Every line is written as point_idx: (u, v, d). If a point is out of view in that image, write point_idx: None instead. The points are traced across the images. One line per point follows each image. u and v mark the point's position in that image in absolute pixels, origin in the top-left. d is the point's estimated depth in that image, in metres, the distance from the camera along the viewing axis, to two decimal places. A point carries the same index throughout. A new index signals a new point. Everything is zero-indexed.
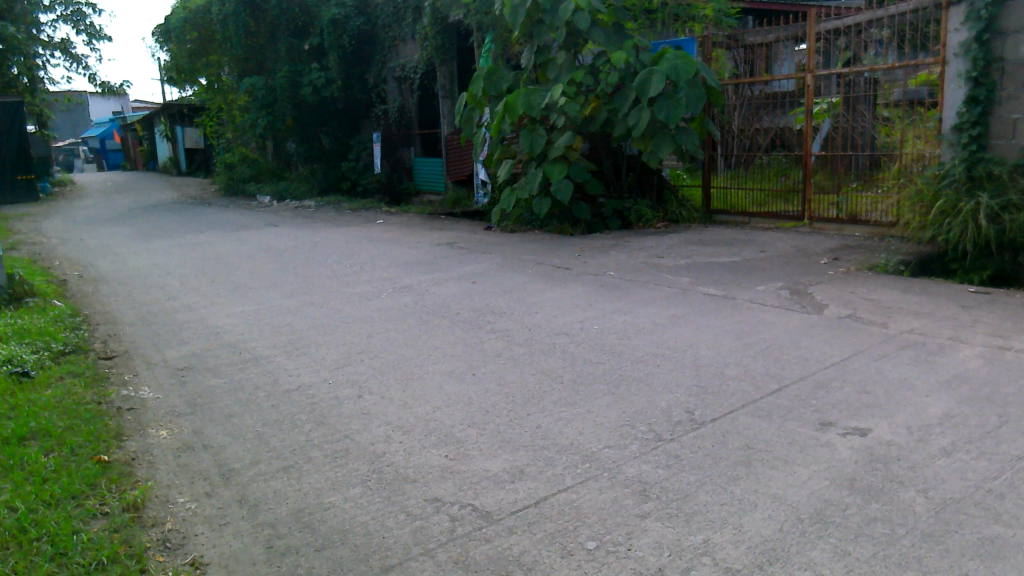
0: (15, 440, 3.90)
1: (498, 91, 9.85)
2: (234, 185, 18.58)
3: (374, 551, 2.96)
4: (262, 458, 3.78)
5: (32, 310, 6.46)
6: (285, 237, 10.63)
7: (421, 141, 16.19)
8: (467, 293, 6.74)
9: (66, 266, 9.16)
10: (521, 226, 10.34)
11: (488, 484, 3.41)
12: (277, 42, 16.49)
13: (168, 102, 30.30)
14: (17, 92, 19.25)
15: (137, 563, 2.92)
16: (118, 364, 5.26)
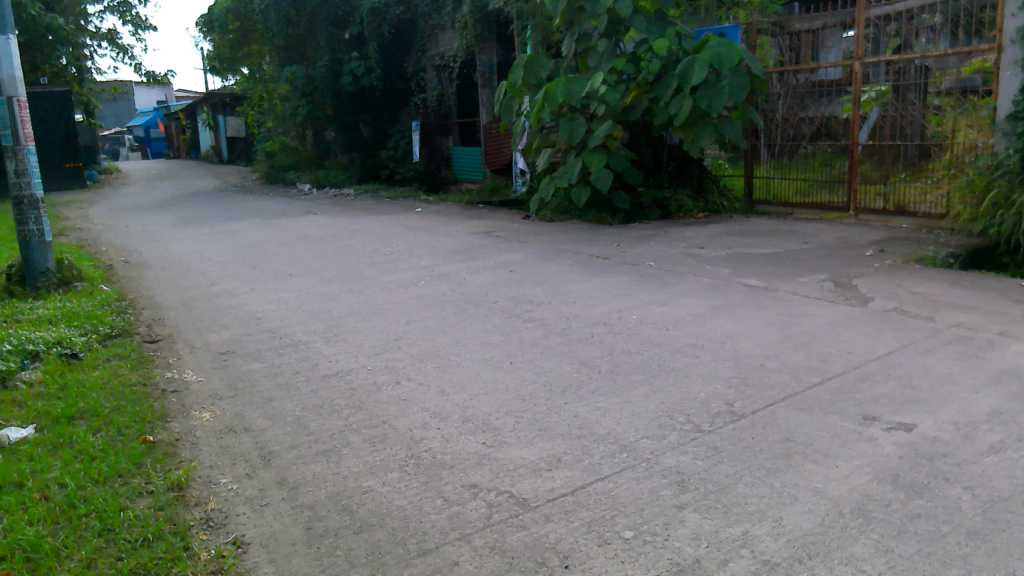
0: (64, 420, 4.02)
1: (537, 79, 9.75)
2: (273, 174, 18.84)
3: (411, 534, 3.00)
4: (301, 442, 3.83)
5: (80, 294, 6.64)
6: (323, 225, 10.73)
7: (459, 130, 16.24)
8: (503, 282, 6.74)
9: (112, 251, 9.39)
10: (559, 215, 10.25)
11: (524, 472, 3.41)
12: (318, 32, 16.56)
13: (210, 92, 30.91)
14: (65, 82, 19.74)
15: (181, 540, 2.99)
16: (162, 347, 5.38)
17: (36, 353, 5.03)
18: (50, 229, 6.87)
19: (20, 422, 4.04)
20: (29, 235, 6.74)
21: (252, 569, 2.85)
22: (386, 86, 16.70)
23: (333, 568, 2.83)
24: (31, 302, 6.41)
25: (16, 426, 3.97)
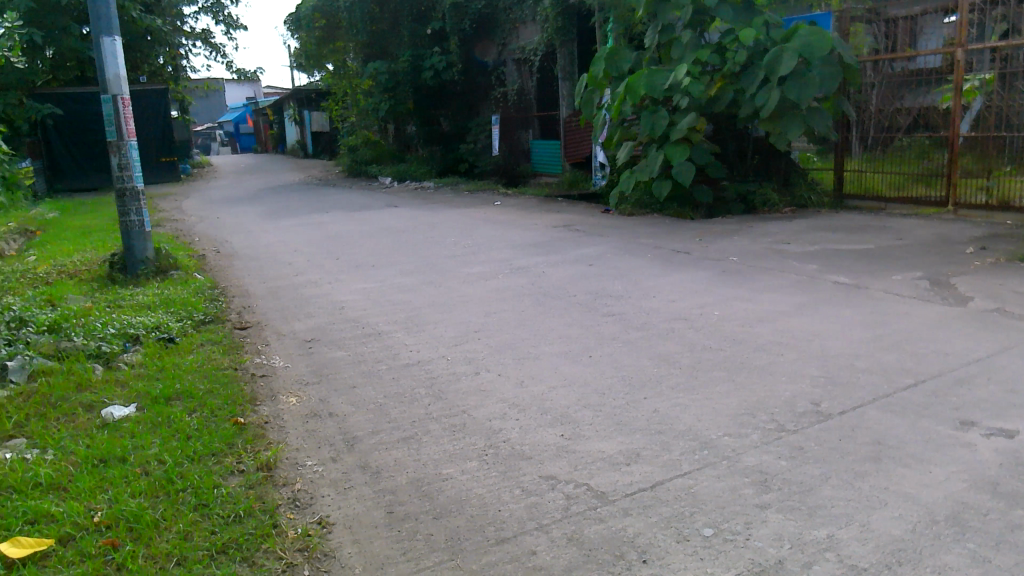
0: (162, 400, 4.25)
1: (619, 71, 9.65)
2: (356, 167, 19.30)
3: (489, 522, 3.04)
4: (382, 428, 3.94)
5: (176, 282, 6.98)
6: (403, 217, 10.93)
7: (539, 124, 16.02)
8: (582, 276, 6.72)
9: (205, 241, 9.82)
10: (639, 209, 10.13)
11: (601, 465, 3.41)
12: (400, 28, 16.88)
13: (297, 87, 31.90)
14: (162, 80, 20.73)
15: (270, 518, 3.12)
16: (251, 334, 5.60)
17: (137, 337, 5.33)
18: (149, 219, 7.23)
19: (123, 401, 4.29)
20: (130, 224, 7.12)
21: (336, 549, 2.95)
22: (468, 80, 17.04)
23: (413, 552, 2.90)
24: (132, 289, 6.78)
25: (119, 405, 4.23)
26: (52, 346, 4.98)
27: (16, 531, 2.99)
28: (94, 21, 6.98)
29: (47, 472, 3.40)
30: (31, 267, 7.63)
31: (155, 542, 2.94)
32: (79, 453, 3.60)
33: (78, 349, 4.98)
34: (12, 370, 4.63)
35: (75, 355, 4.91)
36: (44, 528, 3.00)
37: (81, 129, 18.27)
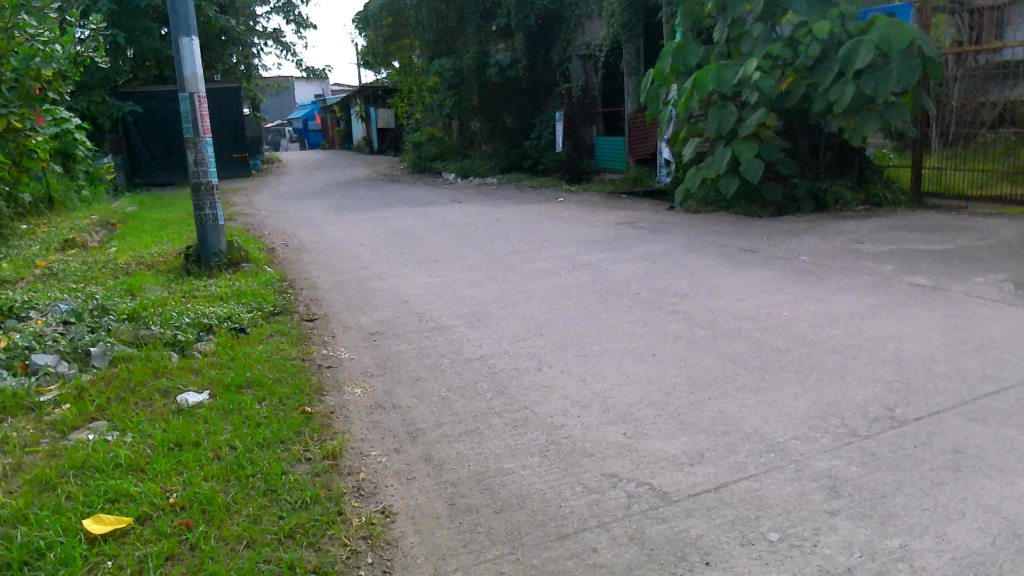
0: (233, 388, 4.39)
1: (686, 67, 9.51)
2: (420, 163, 19.54)
3: (550, 518, 3.05)
4: (445, 421, 3.98)
5: (247, 274, 7.20)
6: (467, 213, 11.01)
7: (603, 120, 16.18)
8: (647, 274, 6.65)
9: (274, 235, 10.10)
10: (705, 207, 9.96)
11: (665, 465, 3.37)
12: (466, 25, 17.01)
13: (364, 85, 32.48)
14: (236, 78, 21.38)
15: (335, 505, 3.19)
16: (319, 326, 5.74)
17: (210, 326, 5.52)
18: (222, 213, 7.47)
19: (197, 387, 4.45)
20: (204, 218, 7.36)
21: (399, 539, 3.00)
22: (532, 76, 16.92)
23: (474, 544, 2.93)
24: (206, 280, 7.02)
25: (194, 391, 4.39)
26: (132, 333, 5.20)
27: (98, 508, 3.14)
28: (174, 22, 7.26)
29: (126, 454, 3.55)
30: (113, 258, 7.98)
31: (227, 524, 3.04)
32: (157, 437, 3.75)
33: (156, 337, 5.19)
34: (95, 355, 4.85)
35: (153, 343, 5.12)
36: (123, 506, 3.13)
37: (159, 125, 18.89)
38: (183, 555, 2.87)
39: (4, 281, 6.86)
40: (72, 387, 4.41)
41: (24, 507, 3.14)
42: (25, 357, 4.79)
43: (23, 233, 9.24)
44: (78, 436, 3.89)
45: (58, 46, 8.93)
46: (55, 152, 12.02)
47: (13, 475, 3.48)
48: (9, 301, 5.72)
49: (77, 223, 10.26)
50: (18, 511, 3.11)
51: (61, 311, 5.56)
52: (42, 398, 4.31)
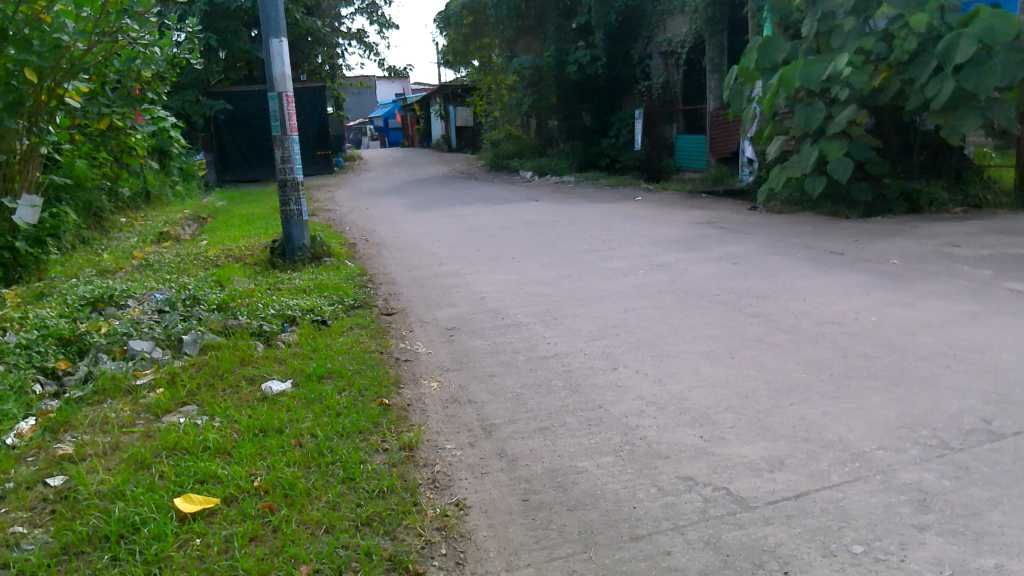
0: (315, 378, 4.54)
1: (772, 63, 9.24)
2: (498, 161, 19.68)
3: (623, 518, 3.03)
4: (519, 418, 4.01)
5: (329, 268, 7.41)
6: (543, 211, 11.03)
7: (684, 117, 15.89)
8: (727, 275, 6.51)
9: (355, 230, 10.37)
10: (789, 207, 9.68)
11: (743, 470, 3.30)
12: (546, 23, 17.03)
13: (443, 84, 32.92)
14: (321, 78, 22.01)
15: (410, 496, 3.25)
16: (396, 320, 5.87)
17: (294, 318, 5.71)
18: (307, 209, 7.71)
19: (281, 376, 4.62)
20: (290, 213, 7.61)
21: (473, 532, 3.04)
22: (612, 74, 16.82)
23: (546, 541, 2.95)
24: (290, 273, 7.27)
25: (278, 380, 4.56)
26: (221, 323, 5.43)
27: (188, 488, 3.29)
28: (264, 24, 7.52)
29: (215, 437, 3.72)
30: (204, 251, 8.35)
31: (308, 509, 3.14)
32: (243, 422, 3.91)
33: (243, 327, 5.41)
34: (188, 343, 5.09)
35: (241, 332, 5.34)
36: (211, 487, 3.29)
37: (249, 124, 19.66)
38: (266, 536, 2.99)
39: (105, 271, 7.27)
40: (166, 372, 4.65)
41: (121, 483, 3.33)
42: (123, 342, 5.07)
43: (123, 226, 9.77)
44: (171, 419, 4.09)
45: (156, 48, 9.38)
46: (152, 149, 12.65)
47: (112, 453, 3.70)
48: (110, 289, 6.06)
49: (171, 217, 10.78)
50: (115, 487, 3.31)
51: (156, 300, 5.85)
52: (138, 381, 4.56)
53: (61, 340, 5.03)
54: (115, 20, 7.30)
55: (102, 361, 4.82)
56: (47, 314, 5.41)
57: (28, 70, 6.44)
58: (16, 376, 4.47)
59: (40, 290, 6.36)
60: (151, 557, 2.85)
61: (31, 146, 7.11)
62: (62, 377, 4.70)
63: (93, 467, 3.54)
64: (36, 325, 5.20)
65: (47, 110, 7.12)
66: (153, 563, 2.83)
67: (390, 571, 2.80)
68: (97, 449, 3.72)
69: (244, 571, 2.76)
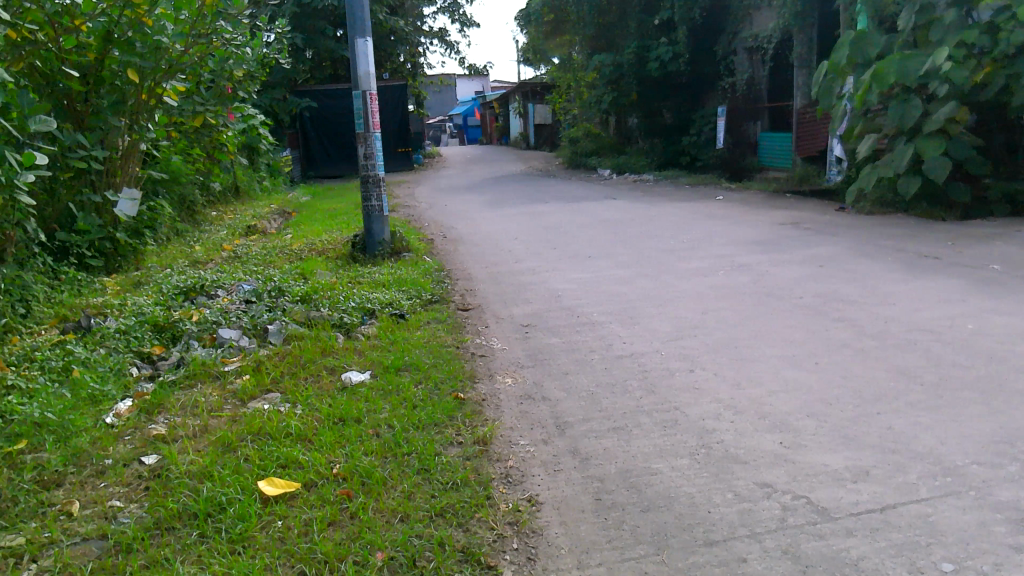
0: (393, 370, 4.64)
1: (865, 58, 8.87)
2: (576, 159, 19.62)
3: (698, 523, 2.98)
4: (593, 416, 3.99)
5: (408, 263, 7.54)
6: (621, 209, 10.93)
7: (769, 114, 15.63)
8: (811, 277, 6.30)
9: (433, 226, 10.53)
10: (879, 208, 9.30)
11: (825, 479, 3.20)
12: (627, 20, 16.86)
13: (523, 81, 33.05)
14: (403, 76, 22.43)
15: (484, 489, 3.29)
16: (473, 315, 5.93)
17: (373, 311, 5.84)
18: (388, 204, 7.87)
19: (360, 367, 4.74)
20: (371, 208, 7.79)
21: (545, 528, 3.05)
22: (694, 71, 16.52)
23: (618, 541, 2.93)
24: (370, 267, 7.43)
25: (357, 371, 4.68)
26: (304, 314, 5.61)
27: (271, 472, 3.42)
28: (351, 25, 7.72)
29: (297, 424, 3.85)
30: (289, 244, 8.64)
31: (384, 498, 3.22)
32: (323, 411, 4.03)
33: (325, 319, 5.56)
34: (272, 332, 5.28)
35: (322, 324, 5.50)
36: (293, 472, 3.41)
37: (333, 121, 20.21)
38: (343, 522, 3.08)
39: (197, 261, 7.62)
40: (252, 360, 4.84)
41: (210, 464, 3.49)
42: (213, 330, 5.30)
43: (214, 219, 10.21)
44: (256, 405, 4.26)
45: (248, 48, 9.76)
46: (242, 145, 13.17)
47: (201, 435, 3.88)
48: (201, 279, 6.34)
49: (259, 211, 11.19)
50: (204, 467, 3.47)
51: (244, 291, 6.09)
52: (226, 367, 4.76)
53: (156, 327, 5.30)
54: (210, 22, 7.61)
55: (193, 347, 5.06)
56: (144, 302, 5.71)
57: (131, 70, 6.82)
58: (115, 359, 4.74)
59: (137, 279, 6.72)
60: (236, 536, 2.98)
61: (132, 143, 7.47)
62: (157, 361, 4.95)
63: (184, 448, 3.72)
64: (134, 312, 5.50)
65: (147, 109, 7.51)
66: (238, 541, 2.96)
67: (463, 562, 2.84)
68: (187, 431, 3.91)
69: (322, 554, 2.85)
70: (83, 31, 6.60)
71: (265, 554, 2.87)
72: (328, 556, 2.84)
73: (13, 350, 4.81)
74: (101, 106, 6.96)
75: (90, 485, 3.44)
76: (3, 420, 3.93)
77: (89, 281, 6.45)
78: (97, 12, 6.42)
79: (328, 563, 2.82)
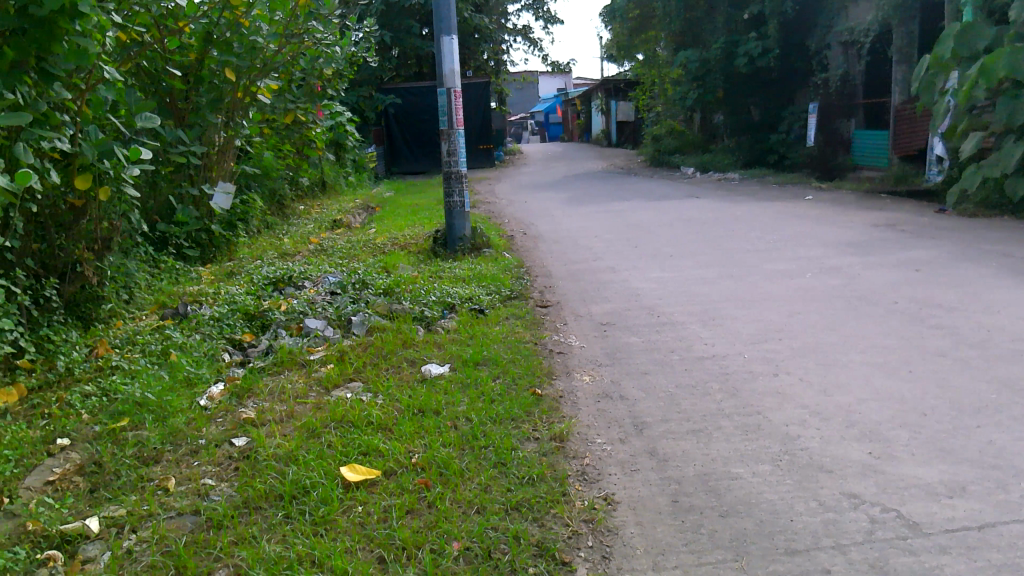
0: (472, 363, 4.70)
1: (972, 51, 8.40)
2: (658, 157, 19.33)
3: (779, 530, 2.90)
4: (672, 418, 3.93)
5: (488, 259, 7.61)
6: (704, 208, 10.72)
7: (864, 112, 15.16)
8: (906, 282, 6.02)
9: (513, 223, 10.58)
10: (983, 210, 8.79)
11: (917, 492, 3.06)
12: (715, 15, 16.49)
13: (606, 78, 32.82)
14: (486, 74, 22.61)
15: (559, 485, 3.29)
16: (551, 312, 5.94)
17: (453, 305, 5.93)
18: (469, 200, 7.95)
19: (440, 360, 4.82)
20: (453, 204, 7.89)
21: (620, 527, 3.03)
22: (784, 66, 16.01)
23: (696, 545, 2.88)
24: (451, 262, 7.53)
25: (437, 363, 4.76)
26: (386, 306, 5.74)
27: (352, 459, 3.53)
28: (437, 22, 7.83)
29: (378, 413, 3.95)
30: (373, 238, 8.85)
31: (461, 489, 3.26)
32: (403, 401, 4.12)
33: (406, 312, 5.69)
34: (356, 324, 5.43)
35: (404, 316, 5.61)
36: (373, 460, 3.50)
37: (416, 118, 20.56)
38: (421, 510, 3.14)
39: (286, 253, 7.90)
40: (336, 350, 4.99)
41: (295, 448, 3.62)
42: (300, 320, 5.49)
43: (302, 213, 10.56)
44: (339, 394, 4.39)
45: (337, 48, 10.05)
46: (330, 142, 13.58)
47: (287, 420, 4.03)
48: (289, 271, 6.58)
49: (345, 206, 11.50)
50: (290, 451, 3.60)
51: (329, 283, 6.28)
52: (311, 356, 4.93)
53: (247, 316, 5.52)
54: (303, 22, 7.87)
55: (281, 336, 5.25)
56: (236, 291, 5.95)
57: (227, 69, 7.14)
58: (209, 345, 4.97)
59: (231, 269, 7.02)
60: (319, 519, 3.08)
61: (228, 139, 7.80)
62: (247, 348, 5.16)
63: (272, 431, 3.88)
64: (227, 300, 5.76)
65: (242, 107, 7.83)
66: (321, 524, 3.06)
67: (537, 557, 2.85)
68: (275, 415, 4.07)
69: (400, 540, 2.92)
70: (185, 32, 6.96)
71: (346, 537, 2.96)
72: (406, 543, 2.90)
73: (117, 333, 5.12)
74: (200, 104, 7.30)
75: (185, 463, 3.63)
76: (109, 399, 4.19)
77: (186, 270, 6.78)
78: (198, 14, 6.75)
79: (406, 550, 2.88)
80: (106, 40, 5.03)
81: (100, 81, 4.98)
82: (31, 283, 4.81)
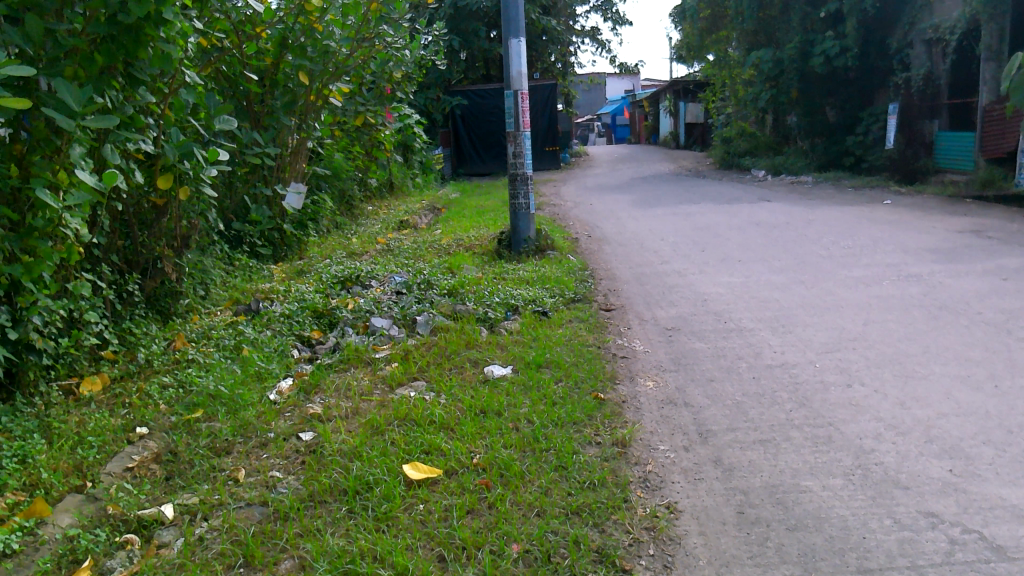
0: (534, 366, 4.68)
1: None
2: (728, 159, 18.95)
3: (852, 548, 2.80)
4: (739, 426, 3.84)
5: (552, 261, 7.58)
6: (777, 212, 10.43)
7: (949, 112, 14.58)
8: (994, 291, 5.72)
9: (578, 225, 10.53)
10: None
11: (1002, 514, 2.91)
12: (790, 13, 16.04)
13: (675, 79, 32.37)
14: (553, 76, 22.55)
15: (621, 492, 3.24)
16: (616, 316, 5.87)
17: (516, 307, 5.93)
18: (534, 202, 7.94)
19: (503, 361, 4.83)
20: (519, 206, 7.90)
21: (683, 537, 2.97)
22: (863, 65, 15.45)
23: (762, 558, 2.81)
24: (515, 264, 7.53)
25: (500, 365, 4.78)
26: (451, 307, 5.77)
27: (415, 457, 3.56)
28: (505, 25, 7.82)
29: (441, 413, 3.98)
30: (438, 239, 8.94)
31: (521, 491, 3.25)
32: (466, 402, 4.14)
33: (470, 312, 5.71)
34: (421, 323, 5.49)
35: (467, 317, 5.64)
36: (435, 458, 3.53)
37: (483, 120, 20.68)
38: (481, 511, 3.15)
39: (354, 253, 8.05)
40: (400, 348, 5.05)
41: (360, 445, 3.68)
42: (366, 318, 5.58)
43: (370, 213, 10.74)
44: (403, 392, 4.44)
45: (406, 51, 10.18)
46: (397, 143, 13.79)
47: (352, 417, 4.10)
48: (357, 270, 6.70)
49: (411, 207, 11.64)
50: (355, 447, 3.66)
51: (395, 282, 6.36)
52: (377, 354, 5.00)
53: (316, 313, 5.65)
54: (374, 26, 7.98)
55: (348, 333, 5.36)
56: (305, 289, 6.11)
57: (301, 73, 7.34)
58: (280, 341, 5.10)
59: (300, 267, 7.19)
60: (381, 515, 3.12)
61: (300, 140, 7.98)
62: (315, 345, 5.28)
63: (337, 427, 3.95)
64: (297, 298, 5.90)
65: (314, 109, 8.00)
66: (383, 520, 3.10)
67: (598, 563, 2.82)
68: (340, 411, 4.14)
69: (461, 540, 2.93)
70: (262, 38, 7.18)
71: (408, 534, 2.99)
72: (466, 543, 2.91)
73: (193, 327, 5.31)
74: (274, 107, 7.53)
75: (255, 456, 3.74)
76: (185, 390, 4.35)
77: (259, 268, 6.99)
78: (274, 20, 6.96)
79: (466, 549, 2.90)
80: (187, 46, 5.24)
81: (182, 85, 5.18)
82: (114, 277, 5.02)
